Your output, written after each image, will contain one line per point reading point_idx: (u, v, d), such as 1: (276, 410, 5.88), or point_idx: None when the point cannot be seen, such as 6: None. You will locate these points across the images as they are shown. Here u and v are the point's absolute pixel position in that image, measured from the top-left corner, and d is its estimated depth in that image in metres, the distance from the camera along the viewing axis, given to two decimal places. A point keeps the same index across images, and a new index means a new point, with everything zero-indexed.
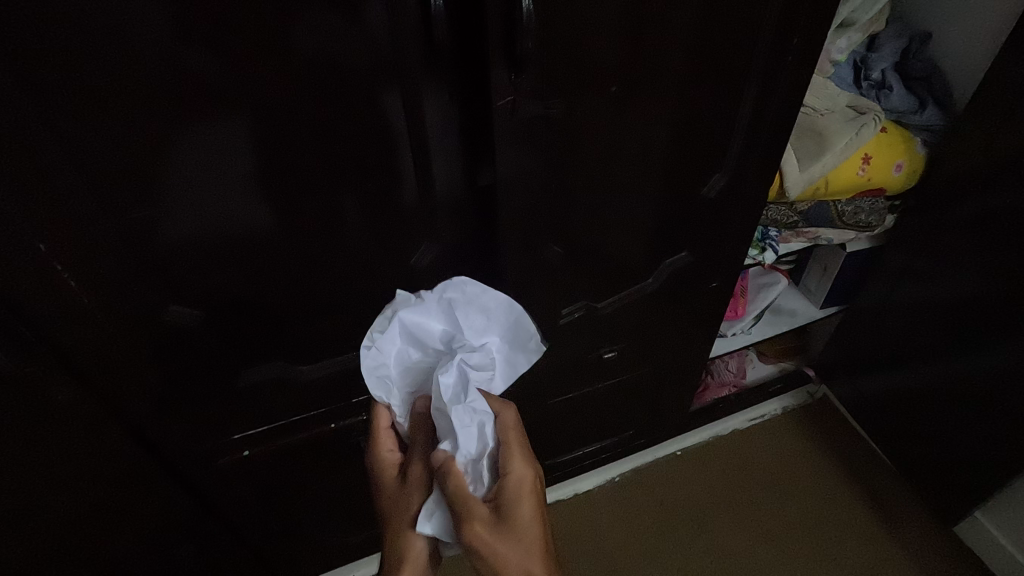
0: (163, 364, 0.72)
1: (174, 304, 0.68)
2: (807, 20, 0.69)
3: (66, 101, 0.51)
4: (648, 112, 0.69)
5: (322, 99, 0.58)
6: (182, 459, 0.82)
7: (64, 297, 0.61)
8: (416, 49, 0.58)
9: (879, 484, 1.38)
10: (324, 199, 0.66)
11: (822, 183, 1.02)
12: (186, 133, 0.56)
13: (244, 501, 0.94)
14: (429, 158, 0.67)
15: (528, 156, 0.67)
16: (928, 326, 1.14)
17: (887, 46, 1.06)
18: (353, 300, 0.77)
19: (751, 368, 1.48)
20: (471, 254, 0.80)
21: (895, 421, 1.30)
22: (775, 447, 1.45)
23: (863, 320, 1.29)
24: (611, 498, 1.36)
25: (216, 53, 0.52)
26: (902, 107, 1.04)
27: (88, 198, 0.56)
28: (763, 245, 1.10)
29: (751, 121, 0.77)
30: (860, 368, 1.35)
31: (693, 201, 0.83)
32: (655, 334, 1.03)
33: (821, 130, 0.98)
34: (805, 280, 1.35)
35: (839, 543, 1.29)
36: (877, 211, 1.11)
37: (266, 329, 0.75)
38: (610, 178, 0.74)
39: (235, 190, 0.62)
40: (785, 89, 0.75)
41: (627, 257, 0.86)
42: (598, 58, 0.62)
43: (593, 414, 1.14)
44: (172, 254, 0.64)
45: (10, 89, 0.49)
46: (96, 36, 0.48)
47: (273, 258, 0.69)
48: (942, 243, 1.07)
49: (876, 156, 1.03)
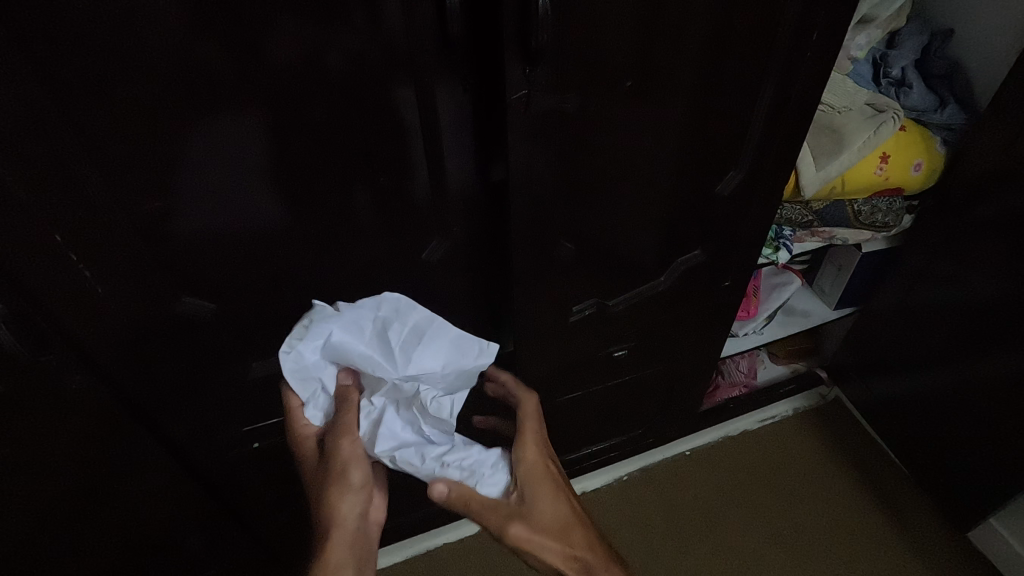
0: (176, 356, 0.73)
1: (187, 295, 0.68)
2: (827, 14, 0.67)
3: (81, 92, 0.51)
4: (663, 107, 0.69)
5: (335, 92, 0.58)
6: (193, 450, 0.82)
7: (78, 287, 0.61)
8: (430, 43, 0.58)
9: (891, 488, 1.36)
10: (335, 192, 0.66)
11: (838, 182, 1.00)
12: (197, 124, 0.56)
13: (254, 493, 0.94)
14: (440, 152, 0.67)
15: (541, 152, 0.66)
16: (945, 330, 1.12)
17: (907, 43, 1.05)
18: (363, 294, 0.77)
19: (763, 369, 1.46)
20: (483, 250, 0.79)
21: (908, 425, 1.28)
22: (784, 448, 1.43)
23: (878, 322, 1.27)
24: (619, 497, 1.36)
25: (229, 44, 0.52)
26: (921, 106, 1.03)
27: (102, 189, 0.57)
28: (777, 243, 1.09)
29: (767, 117, 0.76)
30: (874, 371, 1.33)
31: (707, 199, 0.82)
32: (666, 333, 1.02)
33: (838, 129, 0.97)
34: (819, 280, 1.34)
35: (850, 546, 1.28)
36: (894, 211, 1.09)
37: (278, 322, 0.76)
38: (624, 174, 0.74)
39: (245, 182, 0.62)
40: (803, 86, 0.74)
41: (638, 255, 0.85)
42: (613, 52, 0.61)
43: (601, 413, 1.14)
44: (184, 245, 0.64)
45: (27, 79, 0.49)
46: (111, 27, 0.49)
47: (285, 251, 0.69)
48: (960, 244, 1.05)
49: (895, 154, 1.02)
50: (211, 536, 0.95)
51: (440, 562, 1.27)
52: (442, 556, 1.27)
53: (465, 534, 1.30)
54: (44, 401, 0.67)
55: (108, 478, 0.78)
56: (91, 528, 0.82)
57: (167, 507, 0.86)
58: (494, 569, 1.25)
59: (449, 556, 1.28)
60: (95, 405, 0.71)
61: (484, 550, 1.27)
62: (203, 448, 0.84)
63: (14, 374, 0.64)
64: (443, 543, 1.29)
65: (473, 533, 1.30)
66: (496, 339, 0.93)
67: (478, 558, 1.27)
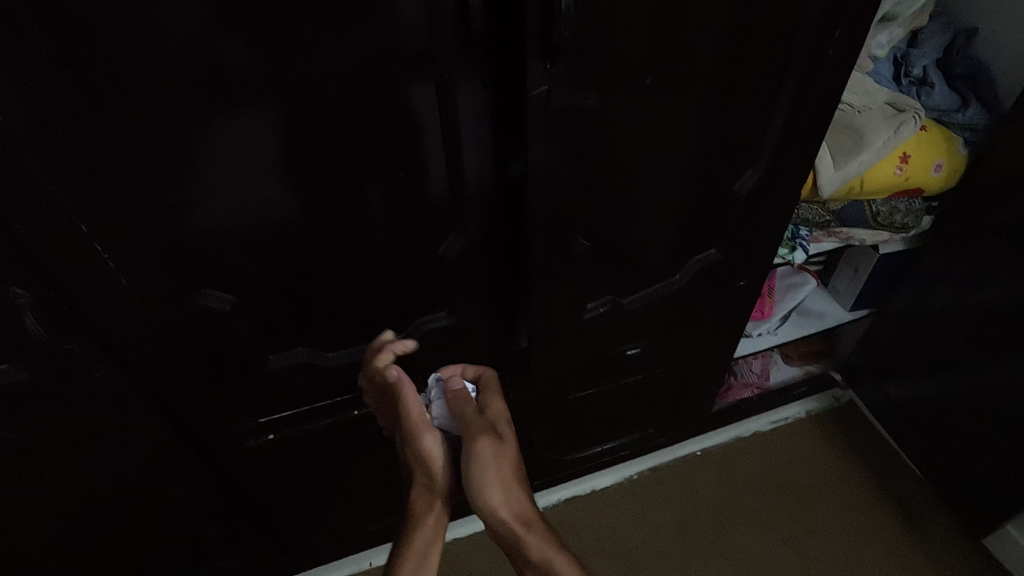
0: (195, 348, 0.73)
1: (208, 287, 0.69)
2: (851, 11, 0.66)
3: (110, 84, 0.52)
4: (680, 105, 0.68)
5: (357, 87, 0.59)
6: (207, 438, 0.83)
7: (100, 279, 0.62)
8: (452, 38, 0.58)
9: (903, 491, 1.35)
10: (353, 184, 0.66)
11: (857, 182, 0.99)
12: (221, 117, 0.57)
13: (268, 486, 0.95)
14: (460, 148, 0.67)
15: (559, 151, 0.66)
16: (966, 333, 1.10)
17: (929, 42, 1.03)
18: (378, 288, 0.78)
19: (776, 370, 1.45)
20: (500, 247, 0.79)
21: (923, 428, 1.26)
22: (797, 449, 1.43)
23: (895, 324, 1.25)
24: (629, 496, 1.35)
25: (253, 37, 0.53)
26: (943, 106, 1.02)
27: (126, 178, 0.58)
28: (793, 244, 1.09)
29: (788, 116, 0.75)
30: (888, 373, 1.31)
31: (724, 198, 0.82)
32: (682, 332, 1.02)
33: (858, 128, 0.96)
34: (834, 281, 1.33)
35: (861, 549, 1.27)
36: (914, 212, 1.08)
37: (296, 316, 0.76)
38: (640, 172, 0.73)
39: (264, 175, 0.62)
40: (825, 84, 0.73)
41: (653, 252, 0.85)
42: (633, 48, 0.61)
43: (612, 411, 1.14)
44: (204, 237, 0.65)
45: (57, 72, 0.50)
46: (139, 18, 0.50)
47: (302, 245, 0.70)
48: (982, 246, 1.04)
49: (915, 154, 1.00)
50: (226, 524, 0.96)
51: (448, 560, 1.27)
52: (451, 551, 1.28)
53: (473, 530, 1.30)
54: (66, 387, 0.69)
55: (127, 464, 0.79)
56: (110, 514, 0.83)
57: (184, 495, 0.87)
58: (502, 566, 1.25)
59: (457, 551, 1.28)
60: (115, 391, 0.72)
61: (492, 547, 1.27)
62: (219, 438, 0.84)
63: (38, 360, 0.65)
64: (452, 539, 1.29)
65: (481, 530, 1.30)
66: (511, 336, 0.92)
67: (487, 555, 1.27)
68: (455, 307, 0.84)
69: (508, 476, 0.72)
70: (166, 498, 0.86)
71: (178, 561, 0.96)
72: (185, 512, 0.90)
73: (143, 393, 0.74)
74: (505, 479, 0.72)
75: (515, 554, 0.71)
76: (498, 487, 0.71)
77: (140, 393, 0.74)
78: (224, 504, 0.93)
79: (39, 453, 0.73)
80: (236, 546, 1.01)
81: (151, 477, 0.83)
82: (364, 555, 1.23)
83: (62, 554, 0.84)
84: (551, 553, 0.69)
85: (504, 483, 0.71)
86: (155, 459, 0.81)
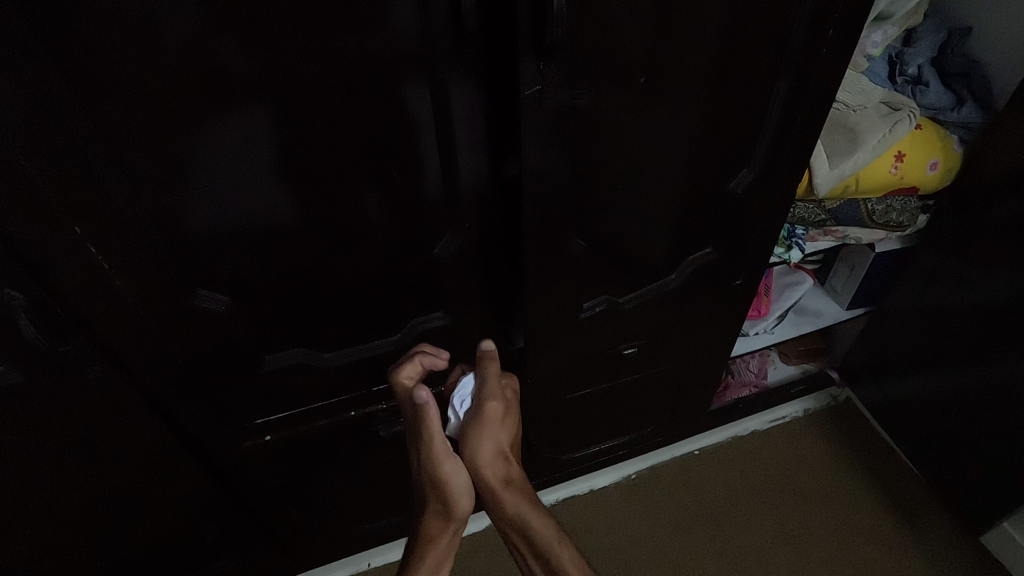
0: (191, 350, 0.73)
1: (203, 289, 0.69)
2: (845, 10, 0.67)
3: (104, 87, 0.52)
4: (674, 105, 0.68)
5: (352, 88, 0.59)
6: (204, 440, 0.83)
7: (95, 281, 0.62)
8: (445, 39, 0.58)
9: (901, 490, 1.35)
10: (348, 185, 0.66)
11: (853, 180, 1.00)
12: (215, 120, 0.57)
13: (266, 487, 0.95)
14: (455, 148, 0.67)
15: (554, 151, 0.66)
16: (963, 332, 1.10)
17: (924, 41, 1.04)
18: (374, 289, 0.78)
19: (773, 369, 1.45)
20: (496, 247, 0.79)
21: (920, 426, 1.26)
22: (795, 448, 1.43)
23: (892, 323, 1.26)
24: (627, 496, 1.35)
25: (247, 38, 0.53)
26: (939, 104, 1.02)
27: (120, 180, 0.58)
28: (789, 242, 1.09)
29: (782, 115, 0.75)
30: (885, 371, 1.32)
31: (719, 197, 0.82)
32: (678, 331, 1.02)
33: (853, 127, 0.96)
34: (831, 280, 1.33)
35: (860, 548, 1.27)
36: (909, 211, 1.09)
37: (292, 317, 0.76)
38: (635, 171, 0.73)
39: (259, 177, 0.62)
40: (819, 83, 0.73)
41: (649, 251, 0.85)
42: (627, 47, 0.61)
43: (609, 411, 1.14)
44: (198, 239, 0.65)
45: (50, 74, 0.50)
46: (132, 21, 0.50)
47: (297, 246, 0.70)
48: (979, 244, 1.04)
49: (910, 153, 1.01)
50: (223, 525, 0.96)
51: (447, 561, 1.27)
52: None
53: (471, 530, 1.30)
54: (61, 389, 0.69)
55: (123, 466, 0.79)
56: (107, 516, 0.83)
57: (181, 496, 0.87)
58: (500, 566, 1.25)
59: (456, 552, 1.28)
60: (111, 393, 0.72)
61: (491, 548, 1.27)
62: (216, 440, 0.84)
63: (33, 363, 0.65)
64: None
65: (479, 530, 1.30)
66: (508, 336, 0.93)
67: (486, 555, 1.27)
68: (452, 308, 0.84)
69: (502, 441, 0.78)
70: (163, 499, 0.86)
71: (176, 563, 0.96)
72: (183, 513, 0.90)
73: (139, 394, 0.74)
74: (499, 439, 0.77)
75: (493, 503, 0.79)
76: (490, 445, 0.77)
77: (136, 394, 0.74)
78: (222, 506, 0.93)
79: (35, 456, 0.72)
80: (234, 547, 1.01)
81: (147, 478, 0.82)
82: (363, 556, 1.23)
83: (59, 557, 0.84)
84: (525, 508, 0.78)
85: (496, 441, 0.77)
86: (152, 460, 0.81)
